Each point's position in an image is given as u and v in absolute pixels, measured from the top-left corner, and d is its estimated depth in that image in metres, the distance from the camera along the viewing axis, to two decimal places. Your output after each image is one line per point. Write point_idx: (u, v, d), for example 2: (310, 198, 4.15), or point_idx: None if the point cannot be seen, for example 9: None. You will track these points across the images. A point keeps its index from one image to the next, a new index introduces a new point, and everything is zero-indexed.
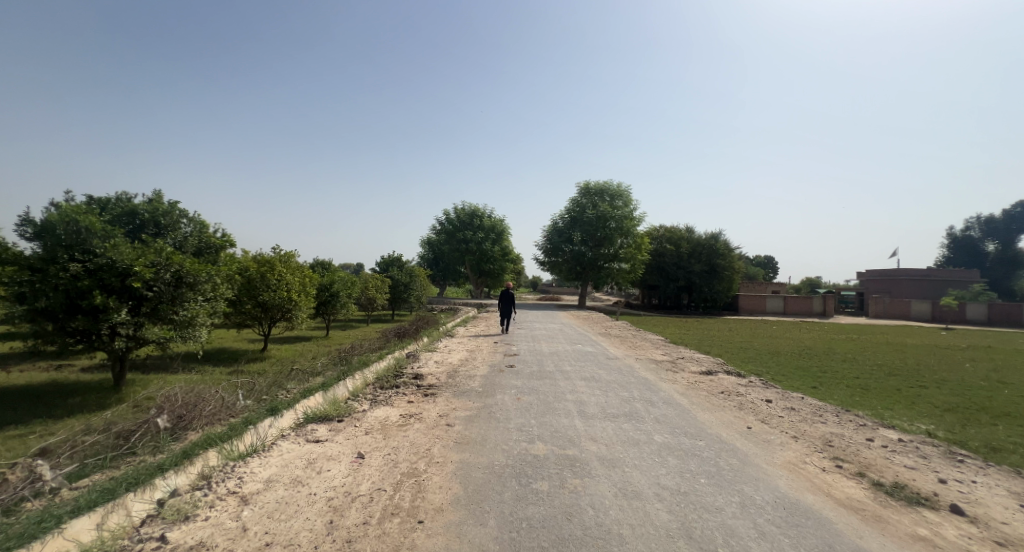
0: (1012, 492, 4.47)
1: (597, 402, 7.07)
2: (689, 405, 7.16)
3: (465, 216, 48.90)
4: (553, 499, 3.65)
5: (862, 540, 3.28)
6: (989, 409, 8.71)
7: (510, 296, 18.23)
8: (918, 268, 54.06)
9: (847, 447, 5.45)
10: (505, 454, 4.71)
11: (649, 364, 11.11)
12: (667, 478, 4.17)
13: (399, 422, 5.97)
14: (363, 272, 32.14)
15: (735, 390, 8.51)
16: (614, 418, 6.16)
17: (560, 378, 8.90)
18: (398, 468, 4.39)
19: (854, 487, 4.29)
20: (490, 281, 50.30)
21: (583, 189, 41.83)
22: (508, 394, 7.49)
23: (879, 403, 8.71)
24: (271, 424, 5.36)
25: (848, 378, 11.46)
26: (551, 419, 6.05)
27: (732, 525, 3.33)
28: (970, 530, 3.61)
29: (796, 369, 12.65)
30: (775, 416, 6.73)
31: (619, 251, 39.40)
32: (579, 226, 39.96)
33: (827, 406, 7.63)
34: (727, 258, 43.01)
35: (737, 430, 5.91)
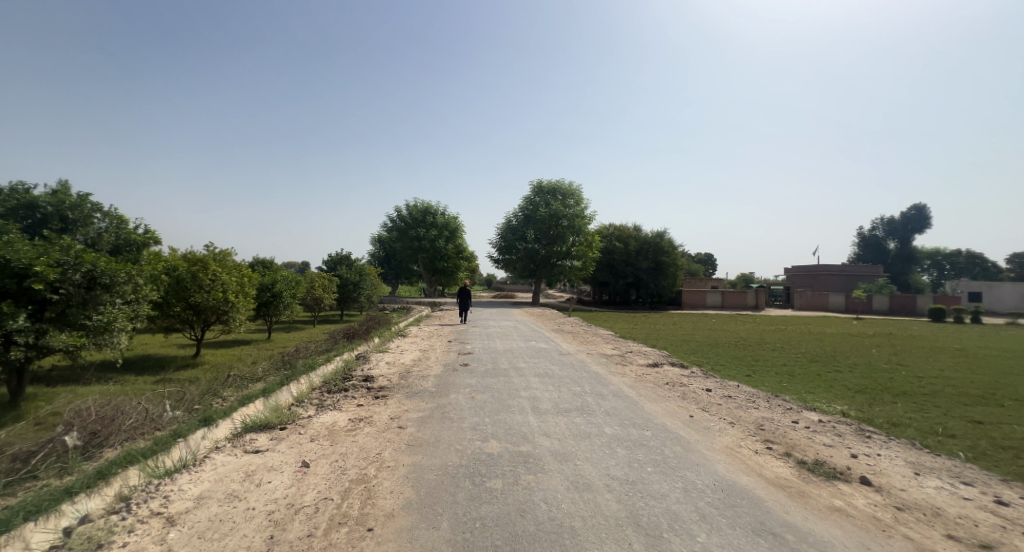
0: (911, 462, 5.06)
1: (550, 397, 7.15)
2: (637, 396, 7.48)
3: (417, 215, 47.62)
4: (507, 496, 3.66)
5: (789, 515, 3.58)
6: (891, 388, 9.86)
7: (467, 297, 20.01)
8: (835, 264, 59.96)
9: (776, 430, 5.91)
10: (460, 454, 4.66)
11: (600, 359, 11.45)
12: (616, 468, 4.32)
13: (348, 427, 5.74)
14: (308, 272, 30.80)
15: (679, 380, 9.01)
16: (566, 413, 6.28)
17: (514, 375, 8.96)
18: (346, 475, 4.21)
19: (782, 466, 4.68)
20: (444, 280, 49.58)
21: (536, 187, 42.22)
22: (463, 393, 7.43)
23: (803, 387, 9.59)
24: (205, 435, 4.96)
25: (777, 366, 12.54)
26: (505, 416, 6.08)
27: (676, 510, 3.51)
28: (877, 498, 4.05)
29: (732, 359, 13.62)
30: (714, 404, 7.17)
31: (571, 248, 40.23)
32: (533, 223, 40.46)
33: (759, 393, 8.27)
34: (672, 255, 45.11)
35: (680, 419, 6.25)
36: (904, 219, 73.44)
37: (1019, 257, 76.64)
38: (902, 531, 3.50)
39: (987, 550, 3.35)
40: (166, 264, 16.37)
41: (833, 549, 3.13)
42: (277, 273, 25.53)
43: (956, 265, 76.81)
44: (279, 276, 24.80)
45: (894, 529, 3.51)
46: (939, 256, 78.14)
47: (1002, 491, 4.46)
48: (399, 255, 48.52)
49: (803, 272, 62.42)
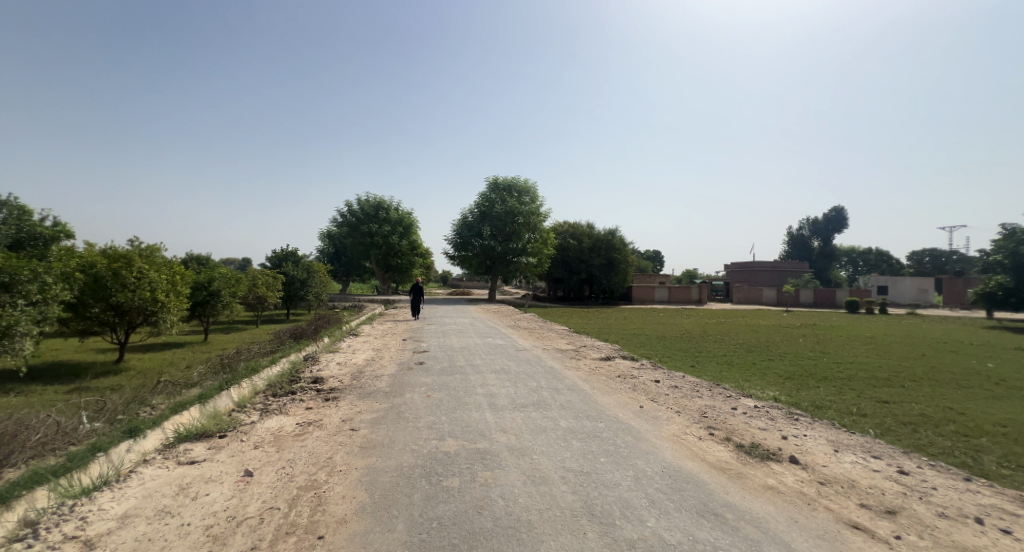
0: (832, 440, 5.57)
1: (507, 393, 7.19)
2: (590, 389, 7.70)
3: (369, 210, 45.85)
4: (464, 494, 3.63)
5: (729, 495, 3.84)
6: (815, 374, 10.80)
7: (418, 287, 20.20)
8: (768, 261, 64.55)
9: (717, 416, 6.31)
10: (416, 454, 4.57)
11: (555, 354, 11.63)
12: (571, 461, 4.43)
13: (295, 432, 5.45)
14: (250, 269, 29.11)
15: (629, 372, 9.36)
16: (523, 408, 6.34)
17: (470, 372, 8.91)
18: (294, 482, 3.99)
19: (722, 450, 5.00)
20: (398, 276, 48.19)
21: (492, 183, 41.99)
22: (418, 392, 7.29)
23: (741, 375, 10.30)
24: (131, 447, 4.52)
25: (718, 356, 13.38)
26: (462, 414, 6.03)
27: (627, 497, 3.65)
28: (803, 475, 4.44)
29: (678, 350, 14.37)
30: (662, 394, 7.52)
31: (527, 245, 40.35)
32: (488, 220, 40.40)
33: (702, 382, 8.79)
34: (623, 252, 46.46)
35: (631, 409, 6.51)
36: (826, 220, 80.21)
37: (919, 255, 86.40)
38: (823, 503, 3.86)
39: (893, 516, 3.77)
40: (81, 261, 14.89)
41: (767, 524, 3.40)
42: (215, 270, 23.81)
43: (868, 261, 85.29)
44: (217, 273, 23.19)
45: (818, 502, 3.86)
46: (854, 253, 86.54)
47: (904, 462, 5.04)
48: (350, 251, 46.75)
49: (740, 268, 66.77)
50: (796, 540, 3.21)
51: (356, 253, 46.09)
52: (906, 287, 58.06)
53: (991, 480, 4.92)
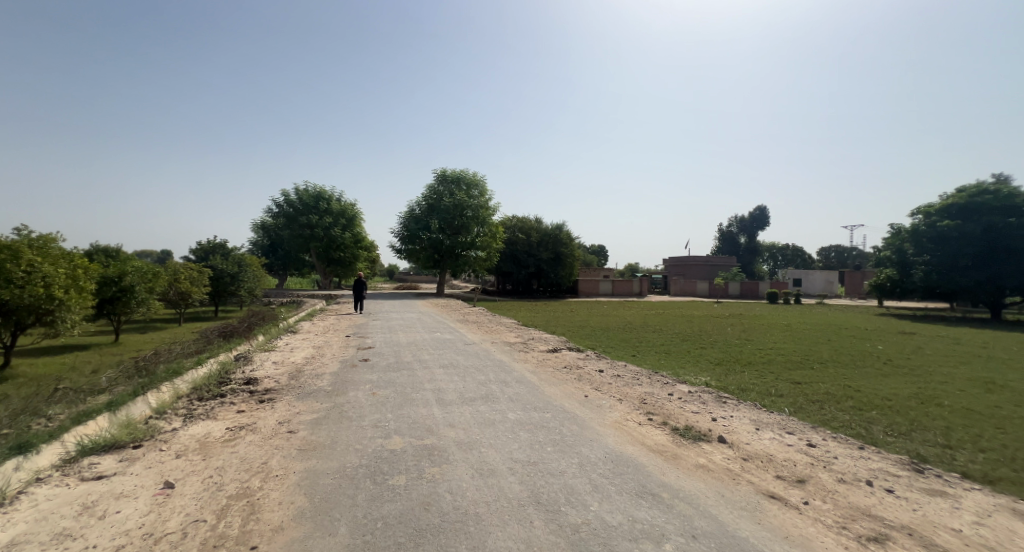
0: (754, 420, 6.09)
1: (456, 388, 7.13)
2: (538, 381, 7.83)
3: (309, 200, 43.18)
4: (410, 491, 3.57)
5: (665, 476, 4.08)
6: (741, 359, 11.79)
7: (363, 283, 20.88)
8: (702, 255, 68.78)
9: (656, 402, 6.67)
10: (360, 453, 4.41)
11: (504, 347, 11.71)
12: (519, 451, 4.49)
13: (224, 437, 5.05)
14: (170, 262, 26.66)
15: (575, 363, 9.65)
16: (471, 402, 6.32)
17: (417, 368, 8.74)
18: (223, 490, 3.71)
19: (660, 434, 5.30)
20: (341, 271, 45.48)
21: (440, 175, 41.19)
22: (362, 390, 7.03)
23: (677, 363, 11.01)
24: (22, 465, 3.96)
25: (657, 345, 14.18)
26: (409, 410, 5.89)
27: (573, 484, 3.77)
28: (730, 453, 4.83)
29: (620, 341, 15.04)
30: (606, 383, 7.82)
31: (475, 239, 39.95)
32: (436, 213, 39.70)
33: (643, 370, 9.26)
34: (570, 246, 47.39)
35: (577, 399, 6.71)
36: (751, 218, 86.59)
37: (827, 249, 96.08)
38: (747, 477, 4.22)
39: (802, 485, 4.20)
40: None
41: (698, 500, 3.66)
42: (128, 263, 21.50)
43: (786, 257, 93.52)
44: (129, 266, 20.96)
45: (741, 477, 4.21)
46: (774, 249, 94.42)
47: (812, 436, 5.63)
48: (287, 243, 43.83)
49: (676, 263, 70.68)
50: (722, 513, 3.48)
51: (294, 245, 43.07)
52: (817, 280, 64.36)
53: (879, 447, 5.65)
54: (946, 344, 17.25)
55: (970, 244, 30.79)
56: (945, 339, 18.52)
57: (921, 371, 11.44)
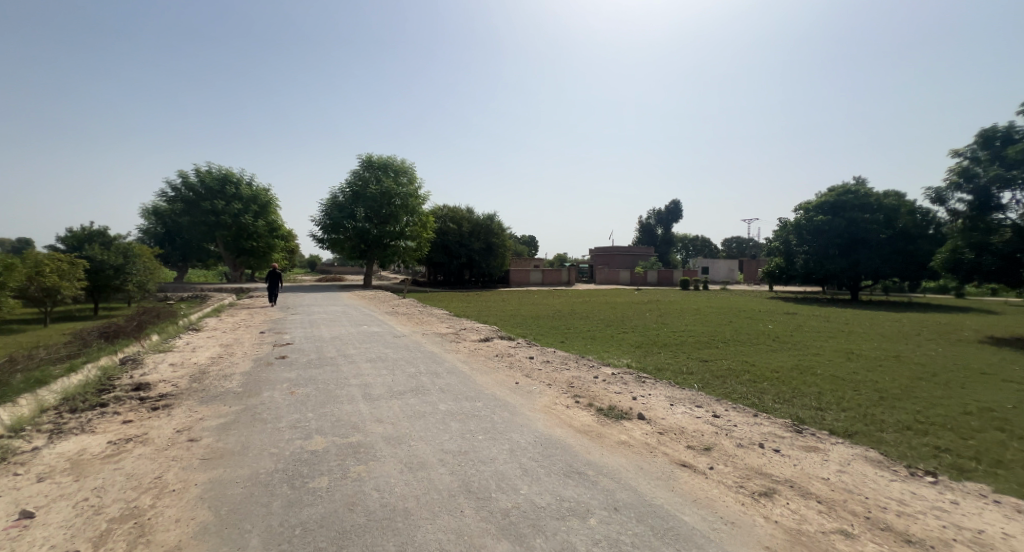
0: (670, 396, 6.60)
1: (383, 382, 6.90)
2: (469, 370, 7.82)
3: (213, 182, 39.00)
4: (333, 492, 3.42)
5: (590, 454, 4.31)
6: (658, 342, 12.68)
7: (278, 273, 19.74)
8: (624, 245, 72.31)
9: (582, 385, 6.97)
10: (275, 458, 4.12)
11: (435, 338, 11.51)
12: (450, 442, 4.47)
13: (108, 452, 4.47)
14: (31, 253, 22.74)
15: (507, 351, 9.76)
16: (401, 396, 6.16)
17: (342, 363, 8.33)
18: (104, 514, 3.28)
19: (586, 415, 5.56)
20: (253, 262, 41.77)
21: (366, 161, 38.99)
22: (279, 389, 6.56)
23: (602, 347, 11.61)
24: None
25: (583, 331, 14.82)
26: (333, 408, 5.61)
27: (503, 470, 3.84)
28: (648, 428, 5.20)
29: (549, 328, 15.51)
30: (536, 369, 8.02)
31: (405, 228, 38.20)
32: (362, 201, 37.67)
33: (571, 355, 9.63)
34: (501, 237, 47.08)
35: (508, 387, 6.80)
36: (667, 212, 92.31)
37: (730, 239, 105.88)
38: (662, 450, 4.57)
39: (708, 452, 4.65)
40: None
41: (619, 474, 3.90)
42: None
43: (695, 248, 101.68)
44: None
45: (657, 449, 4.56)
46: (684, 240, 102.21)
47: (716, 408, 6.23)
48: (188, 232, 39.23)
49: (600, 252, 73.73)
50: (640, 484, 3.76)
51: (195, 230, 38.95)
52: (721, 268, 70.73)
53: (768, 413, 6.42)
54: (824, 322, 19.84)
55: (838, 236, 35.55)
56: (823, 318, 21.28)
57: (802, 345, 13.11)
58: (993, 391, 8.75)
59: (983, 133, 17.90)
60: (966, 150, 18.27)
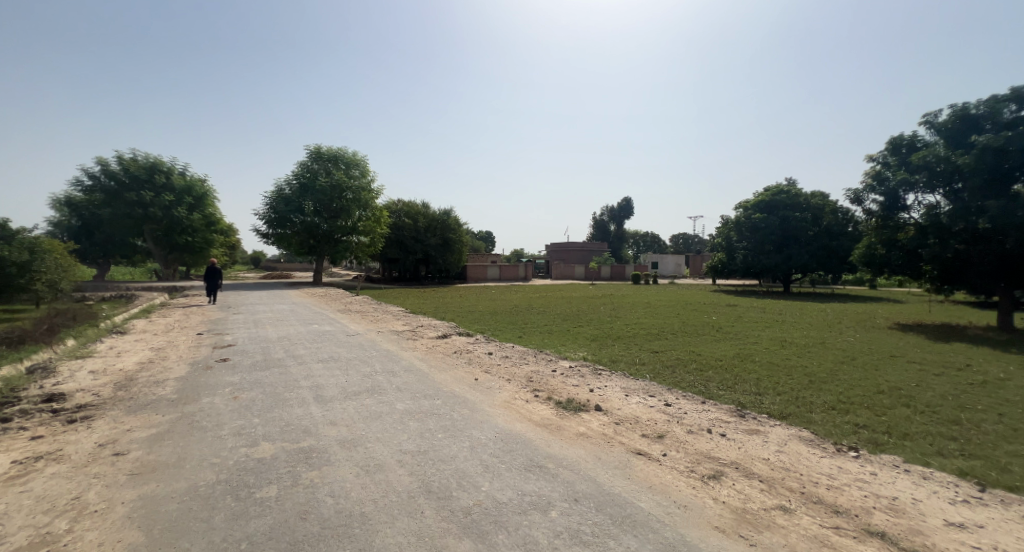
0: (625, 387, 6.78)
1: (336, 383, 6.66)
2: (427, 368, 7.69)
3: (139, 172, 36.11)
4: (283, 501, 3.25)
5: (551, 447, 4.35)
6: (612, 334, 13.01)
7: (218, 271, 19.06)
8: (579, 241, 73.63)
9: (541, 379, 7.02)
10: (217, 468, 3.87)
11: (391, 336, 11.24)
12: (408, 442, 4.37)
13: (16, 473, 4.02)
14: None
15: (466, 348, 9.67)
16: (355, 396, 5.96)
17: (290, 364, 7.94)
18: (13, 542, 2.95)
19: (545, 409, 5.62)
20: (188, 258, 39.30)
21: (315, 152, 37.32)
22: (220, 394, 6.17)
23: (560, 340, 11.77)
24: None
25: (540, 325, 14.96)
26: (281, 412, 5.34)
27: (464, 468, 3.80)
28: (605, 419, 5.31)
29: (507, 323, 15.53)
30: (495, 365, 8.01)
31: (357, 223, 37.21)
32: (310, 194, 35.81)
33: (530, 350, 9.69)
34: (458, 232, 46.64)
35: (467, 383, 6.75)
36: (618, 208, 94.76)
37: (678, 236, 110.43)
38: (619, 439, 4.69)
39: (661, 439, 4.81)
40: None
41: (579, 465, 3.97)
42: None
43: (646, 243, 105.17)
44: None
45: (614, 439, 4.67)
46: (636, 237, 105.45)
47: (668, 397, 6.47)
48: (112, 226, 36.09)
49: (556, 248, 74.72)
50: (599, 474, 3.84)
51: (119, 225, 35.78)
52: (669, 263, 73.66)
53: (714, 399, 6.75)
54: (764, 313, 21.09)
55: (772, 233, 38.03)
56: (763, 309, 22.61)
57: (743, 335, 13.88)
58: (904, 372, 9.66)
59: (893, 141, 19.62)
60: (879, 155, 19.94)
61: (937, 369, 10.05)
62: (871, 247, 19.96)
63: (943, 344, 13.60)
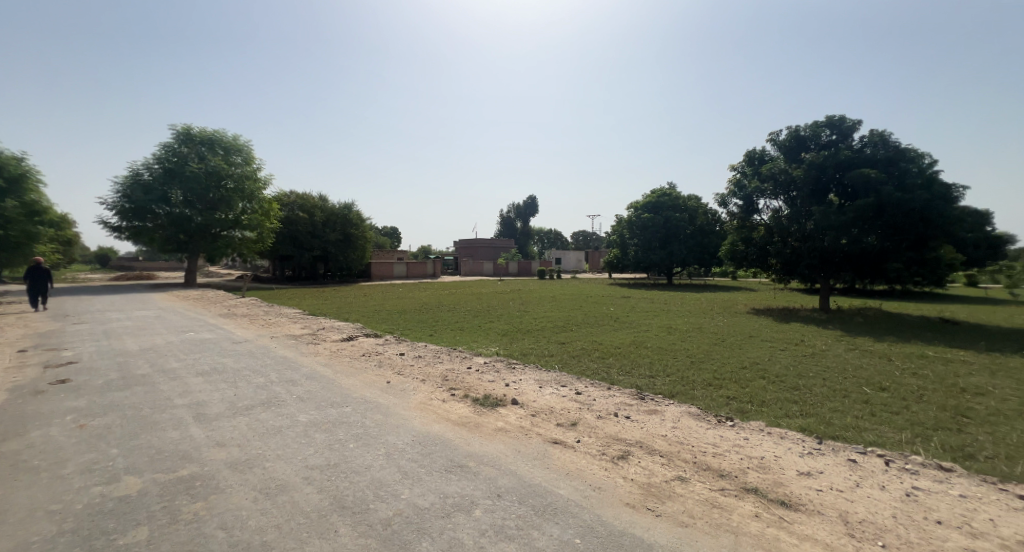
0: (539, 379, 6.91)
1: (223, 398, 5.90)
2: (332, 374, 7.15)
3: None
4: (159, 545, 2.77)
5: (471, 445, 4.27)
6: (523, 328, 13.27)
7: (46, 271, 16.27)
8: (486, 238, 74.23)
9: (456, 377, 6.89)
10: (64, 515, 3.19)
11: (287, 341, 10.29)
12: (315, 457, 4.01)
13: None
14: None
15: (375, 350, 9.17)
16: (247, 412, 5.33)
17: (161, 381, 6.87)
18: None
19: (462, 406, 5.51)
20: None
21: (183, 133, 32.86)
22: (65, 424, 5.13)
23: (472, 336, 11.75)
24: None
25: (451, 323, 14.79)
26: (152, 438, 4.59)
27: (381, 477, 3.56)
28: (522, 412, 5.36)
29: (418, 322, 15.12)
30: (407, 366, 7.69)
31: (240, 216, 33.55)
32: (178, 180, 31.76)
33: (443, 348, 9.48)
34: (359, 227, 44.48)
35: (379, 387, 6.39)
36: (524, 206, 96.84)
37: (578, 233, 116.34)
38: (537, 431, 4.75)
39: (575, 427, 4.97)
40: None
41: (500, 461, 3.94)
42: None
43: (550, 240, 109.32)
44: None
45: (532, 431, 4.72)
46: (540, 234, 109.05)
47: (579, 385, 6.74)
48: None
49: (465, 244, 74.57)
50: (520, 467, 3.84)
51: None
52: (571, 259, 77.30)
53: (616, 384, 7.19)
54: (654, 303, 22.99)
55: (657, 231, 41.56)
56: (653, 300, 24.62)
57: (637, 324, 15.00)
58: (766, 349, 11.13)
59: (748, 154, 22.37)
60: (738, 166, 22.71)
61: (790, 346, 11.75)
62: (733, 245, 22.68)
63: (787, 324, 16.01)
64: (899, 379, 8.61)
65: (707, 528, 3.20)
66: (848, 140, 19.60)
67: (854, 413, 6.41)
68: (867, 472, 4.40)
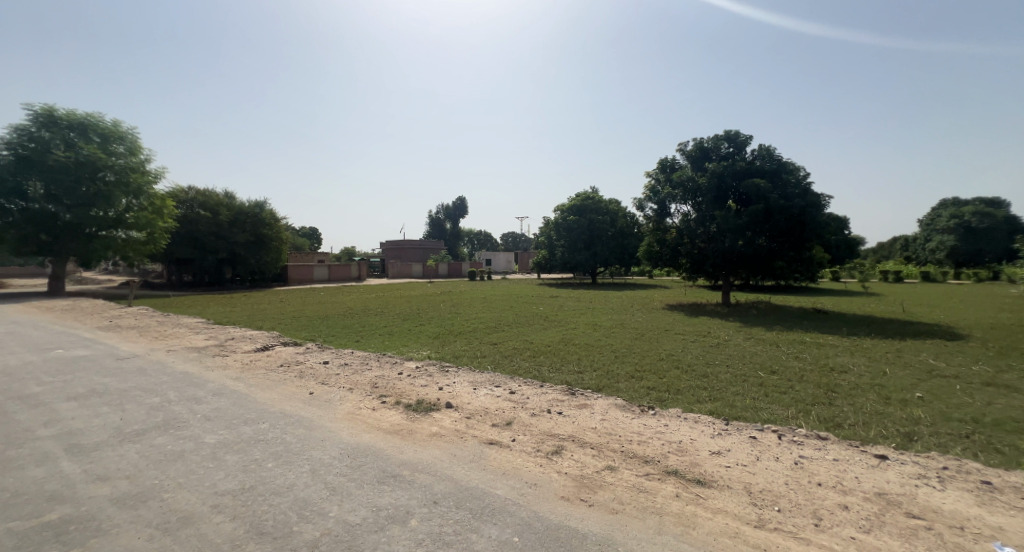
0: (472, 381, 6.83)
1: (110, 424, 5.19)
2: (245, 389, 6.57)
3: None
4: None
5: (404, 454, 4.11)
6: (453, 331, 13.12)
7: None
8: (415, 240, 72.72)
9: (387, 384, 6.63)
10: None
11: (190, 355, 9.30)
12: (227, 481, 3.65)
13: None
14: None
15: (294, 360, 8.57)
16: (140, 438, 4.72)
17: (24, 410, 5.88)
18: None
19: (394, 414, 5.30)
20: None
21: (47, 116, 28.57)
22: None
23: (401, 341, 11.41)
24: None
25: (378, 328, 14.25)
26: (13, 478, 3.89)
27: (305, 496, 3.32)
28: (456, 415, 5.26)
29: (343, 328, 14.41)
30: (332, 375, 7.27)
31: (123, 214, 30.06)
32: (38, 170, 27.55)
33: (370, 354, 9.09)
34: (273, 226, 41.72)
35: (301, 399, 5.97)
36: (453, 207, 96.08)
37: (507, 235, 117.63)
38: (472, 433, 4.69)
39: (509, 426, 4.98)
40: None
41: (435, 466, 3.84)
42: None
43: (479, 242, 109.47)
44: None
45: (468, 434, 4.66)
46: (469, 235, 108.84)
47: (512, 385, 6.75)
48: None
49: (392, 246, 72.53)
50: (456, 471, 3.76)
51: None
52: (501, 260, 77.98)
53: (546, 381, 7.33)
54: (579, 301, 23.70)
55: (582, 232, 42.99)
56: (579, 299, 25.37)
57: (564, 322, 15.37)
58: (682, 341, 11.91)
59: (661, 162, 23.72)
60: (651, 173, 23.99)
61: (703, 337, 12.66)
62: (649, 246, 23.92)
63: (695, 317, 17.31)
64: (786, 362, 9.61)
65: (634, 512, 3.33)
66: (743, 152, 21.53)
67: (752, 395, 7.04)
68: (766, 446, 4.83)
